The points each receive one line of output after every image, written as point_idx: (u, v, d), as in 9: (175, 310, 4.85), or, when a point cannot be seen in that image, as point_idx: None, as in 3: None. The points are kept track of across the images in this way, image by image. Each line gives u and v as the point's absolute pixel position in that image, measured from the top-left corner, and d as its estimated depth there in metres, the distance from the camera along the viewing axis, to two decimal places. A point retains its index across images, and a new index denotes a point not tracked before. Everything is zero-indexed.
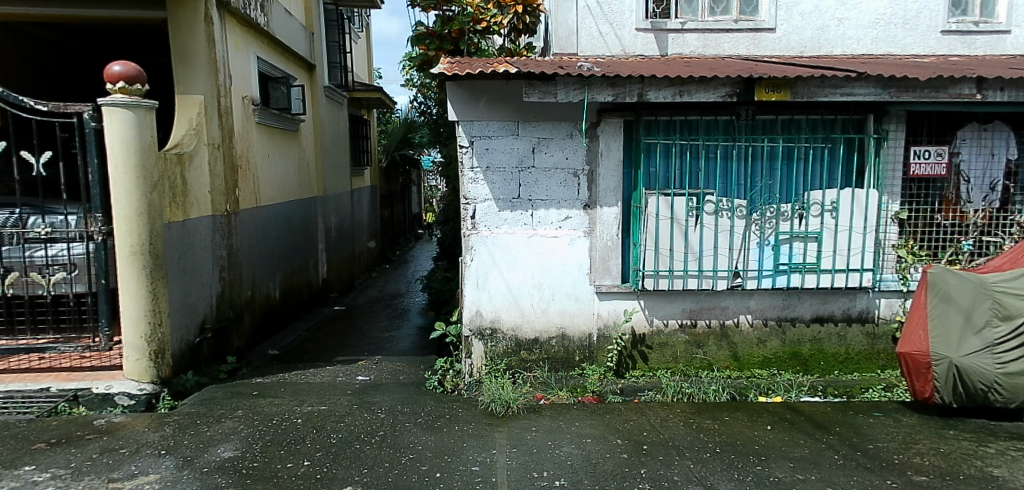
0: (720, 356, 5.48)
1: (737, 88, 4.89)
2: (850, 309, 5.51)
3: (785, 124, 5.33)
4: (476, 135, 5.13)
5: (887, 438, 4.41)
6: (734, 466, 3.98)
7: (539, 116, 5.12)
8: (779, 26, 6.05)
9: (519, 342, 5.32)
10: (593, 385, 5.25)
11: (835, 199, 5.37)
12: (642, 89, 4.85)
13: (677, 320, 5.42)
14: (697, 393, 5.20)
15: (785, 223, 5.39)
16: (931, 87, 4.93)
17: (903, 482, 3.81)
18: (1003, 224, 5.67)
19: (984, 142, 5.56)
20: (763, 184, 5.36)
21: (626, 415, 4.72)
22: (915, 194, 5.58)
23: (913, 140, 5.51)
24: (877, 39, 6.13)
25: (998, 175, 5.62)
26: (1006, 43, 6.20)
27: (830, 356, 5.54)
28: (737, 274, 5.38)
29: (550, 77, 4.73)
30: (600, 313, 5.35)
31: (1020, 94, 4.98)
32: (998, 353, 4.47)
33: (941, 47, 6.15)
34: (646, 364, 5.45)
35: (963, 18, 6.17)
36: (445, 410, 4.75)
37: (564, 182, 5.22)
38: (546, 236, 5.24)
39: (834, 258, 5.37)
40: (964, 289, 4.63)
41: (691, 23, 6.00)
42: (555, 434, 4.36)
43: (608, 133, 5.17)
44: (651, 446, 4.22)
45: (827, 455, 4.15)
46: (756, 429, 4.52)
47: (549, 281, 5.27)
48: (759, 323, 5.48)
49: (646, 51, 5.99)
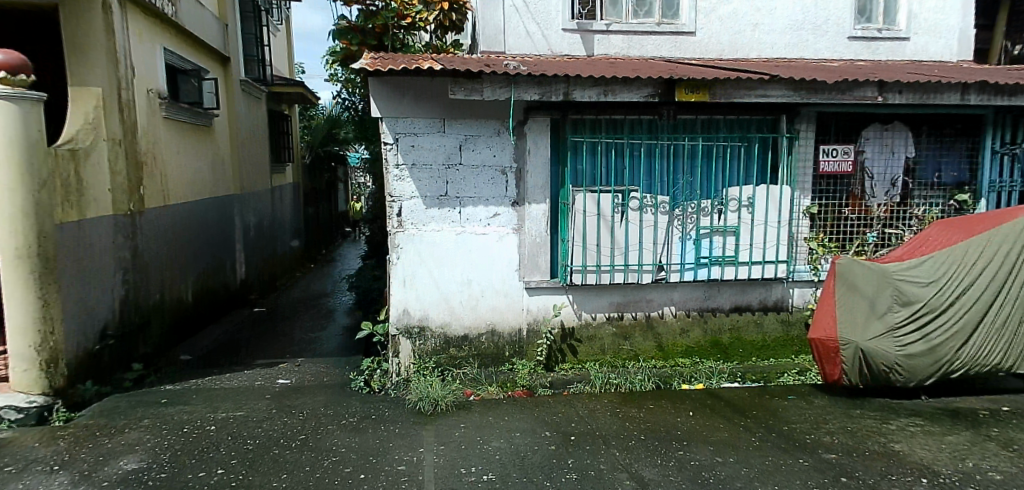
0: (646, 347, 5.62)
1: (659, 89, 5.02)
2: (766, 299, 5.76)
3: (704, 123, 5.52)
4: (401, 132, 5.05)
5: (800, 419, 4.63)
6: (659, 452, 4.09)
7: (465, 113, 5.10)
8: (701, 29, 6.27)
9: (448, 340, 5.28)
10: (523, 379, 5.21)
11: (750, 195, 5.62)
12: (567, 88, 4.90)
13: (605, 313, 5.52)
14: (624, 382, 5.25)
15: (705, 218, 5.59)
16: (838, 90, 5.22)
17: (814, 460, 4.01)
18: (903, 217, 6.09)
19: (885, 142, 5.95)
20: (685, 181, 5.53)
21: (554, 408, 4.77)
22: (825, 190, 5.89)
23: (822, 140, 5.82)
24: (790, 44, 6.45)
25: (898, 172, 6.02)
26: (906, 49, 6.66)
27: (748, 343, 5.78)
28: (661, 267, 5.54)
29: (475, 75, 4.71)
30: (529, 308, 5.38)
31: (915, 97, 5.35)
32: (898, 336, 4.80)
33: (848, 52, 6.55)
34: (575, 357, 5.52)
35: (868, 25, 6.57)
36: (371, 411, 4.66)
37: (492, 180, 5.22)
38: (475, 233, 5.22)
39: (750, 251, 5.63)
40: (868, 278, 4.88)
41: (616, 25, 6.11)
42: (485, 430, 4.35)
43: (536, 130, 5.20)
44: (579, 436, 4.27)
45: (744, 437, 4.32)
46: (679, 416, 4.65)
47: (478, 278, 5.26)
48: (682, 314, 5.64)
49: (572, 51, 6.08)
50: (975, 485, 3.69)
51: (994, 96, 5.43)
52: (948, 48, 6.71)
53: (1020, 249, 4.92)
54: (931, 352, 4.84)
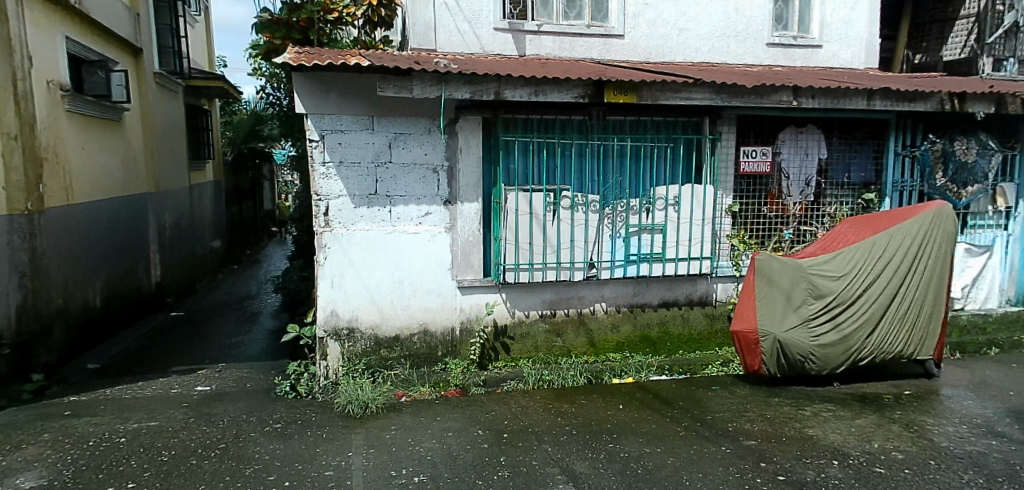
0: (578, 343, 5.70)
1: (588, 90, 5.09)
2: (692, 294, 5.96)
3: (632, 124, 5.65)
4: (327, 129, 4.92)
5: (722, 408, 4.81)
6: (589, 445, 4.15)
7: (395, 110, 5.02)
8: (629, 33, 6.41)
9: (378, 341, 5.19)
10: (456, 378, 5.18)
11: (676, 194, 5.78)
12: (498, 87, 4.90)
13: (538, 310, 5.56)
14: (557, 379, 5.30)
15: (634, 216, 5.72)
16: (756, 94, 5.46)
17: (736, 447, 4.17)
18: (817, 214, 6.43)
19: (800, 144, 6.25)
20: (614, 180, 5.64)
21: (487, 406, 4.77)
22: (746, 190, 6.16)
23: (743, 142, 6.07)
24: (713, 49, 6.70)
25: (812, 172, 6.33)
26: (819, 56, 7.02)
27: (675, 336, 5.95)
28: (592, 265, 5.63)
29: (404, 72, 4.64)
30: (462, 307, 5.36)
31: (827, 102, 5.65)
32: (812, 328, 5.08)
33: (767, 58, 6.86)
34: (508, 355, 5.54)
35: (784, 32, 6.91)
36: (297, 416, 4.52)
37: (424, 178, 5.16)
38: (405, 233, 5.15)
39: (677, 248, 5.80)
40: (785, 273, 5.10)
41: (547, 26, 6.17)
42: (416, 431, 4.30)
43: (467, 129, 5.18)
44: (512, 433, 4.29)
45: (671, 428, 4.46)
46: (609, 409, 4.75)
47: (409, 278, 5.20)
48: (613, 310, 5.76)
49: (504, 51, 6.10)
50: (881, 465, 3.94)
51: (897, 102, 5.81)
52: (856, 57, 7.13)
53: (920, 243, 5.29)
54: (841, 342, 5.13)
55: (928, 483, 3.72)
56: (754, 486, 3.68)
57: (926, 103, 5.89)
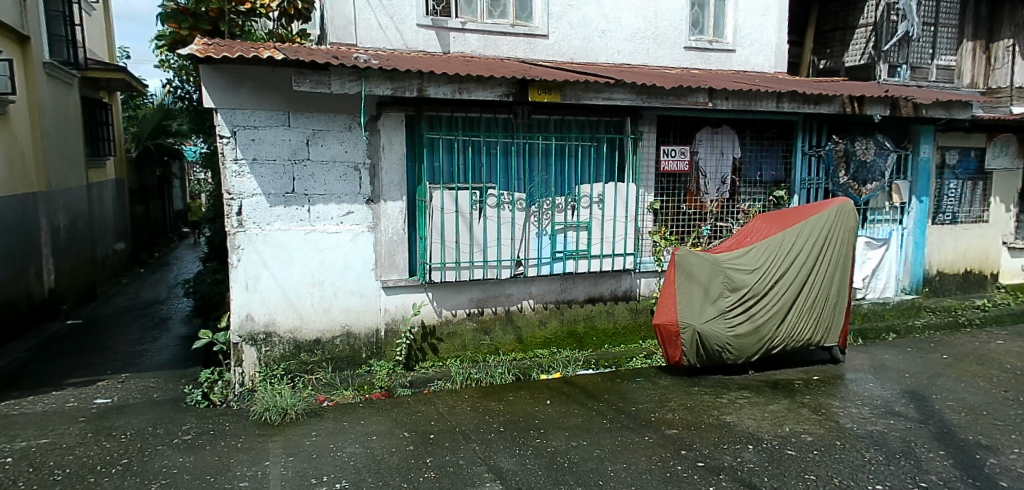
0: (506, 340, 5.70)
1: (512, 89, 5.09)
2: (617, 289, 6.10)
3: (557, 123, 5.71)
4: (238, 125, 4.70)
5: (645, 399, 4.94)
6: (517, 442, 4.16)
7: (312, 106, 4.86)
8: (553, 32, 6.47)
9: (298, 345, 5.01)
10: (381, 381, 5.04)
11: (601, 192, 5.89)
12: (421, 84, 4.82)
13: (465, 309, 5.53)
14: (484, 377, 5.27)
15: (560, 214, 5.77)
16: (674, 95, 5.62)
17: (658, 437, 4.28)
18: (733, 211, 6.72)
19: (716, 144, 6.49)
20: (540, 178, 5.67)
21: (413, 407, 4.69)
22: (666, 187, 6.35)
23: (663, 141, 6.26)
24: (634, 50, 6.86)
25: (727, 170, 6.59)
26: (733, 60, 7.33)
27: (600, 331, 6.06)
28: (520, 263, 5.64)
29: (322, 66, 4.49)
30: (387, 307, 5.26)
31: (741, 104, 5.89)
32: (728, 319, 5.28)
33: (684, 61, 7.10)
34: (435, 355, 5.47)
35: (701, 37, 7.17)
36: (209, 426, 4.30)
37: (344, 177, 5.02)
38: (326, 232, 5.00)
39: (602, 245, 5.90)
40: (704, 267, 5.27)
41: (471, 24, 6.13)
42: (338, 436, 4.18)
43: (389, 127, 5.09)
44: (438, 434, 4.24)
45: (597, 421, 4.52)
46: (537, 405, 4.77)
47: (331, 279, 5.04)
48: (540, 306, 5.80)
49: (428, 48, 6.03)
50: (791, 448, 4.13)
51: (803, 104, 6.13)
52: (766, 61, 7.50)
53: (825, 237, 5.60)
54: (755, 331, 5.37)
55: (834, 462, 3.94)
56: (676, 474, 3.78)
57: (829, 105, 6.24)
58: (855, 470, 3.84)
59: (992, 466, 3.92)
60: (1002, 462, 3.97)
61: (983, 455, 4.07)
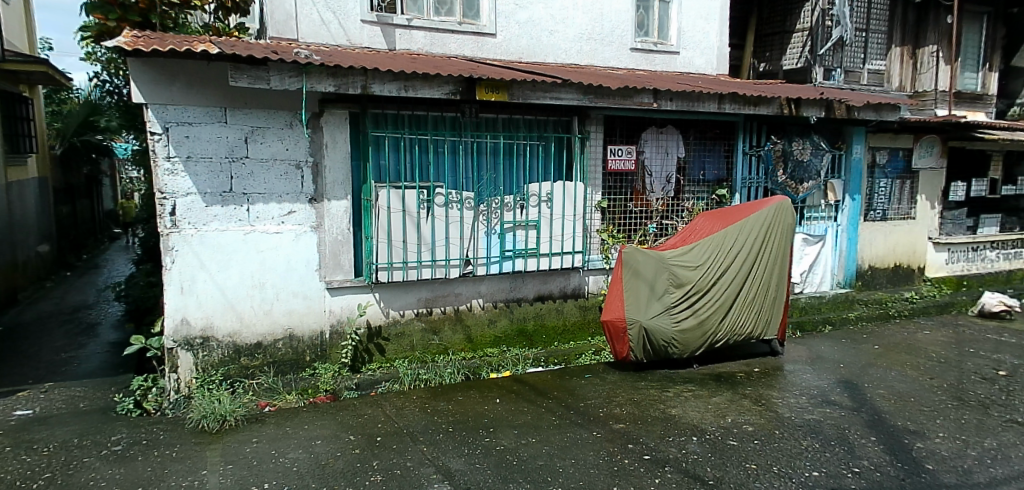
0: (455, 340, 5.66)
1: (459, 87, 5.05)
2: (566, 287, 6.15)
3: (505, 122, 5.70)
4: (171, 121, 4.52)
5: (594, 395, 4.98)
6: (466, 441, 4.13)
7: (250, 102, 4.71)
8: (500, 31, 6.46)
9: (238, 349, 4.85)
10: (326, 384, 4.93)
11: (549, 190, 5.90)
12: (365, 81, 4.73)
13: (413, 310, 5.46)
14: (433, 377, 5.21)
15: (508, 213, 5.77)
16: (620, 96, 5.70)
17: (605, 432, 4.33)
18: (677, 209, 6.86)
19: (661, 143, 6.61)
20: (488, 177, 5.65)
21: (359, 410, 4.61)
22: (613, 186, 6.43)
23: (610, 140, 6.33)
24: (581, 50, 6.92)
25: (672, 169, 6.72)
26: (677, 61, 7.49)
27: (550, 328, 6.10)
28: (468, 261, 5.61)
29: (260, 61, 4.35)
30: (331, 309, 5.15)
31: (685, 104, 6.01)
32: (673, 315, 5.39)
33: (630, 62, 7.21)
34: (382, 356, 5.37)
35: (646, 38, 7.30)
36: (142, 436, 4.12)
37: (285, 175, 4.89)
38: (267, 232, 4.85)
39: (550, 243, 5.93)
40: (650, 265, 5.35)
41: (417, 21, 6.06)
42: (280, 442, 4.06)
43: (332, 124, 4.98)
44: (385, 437, 4.17)
45: (546, 418, 4.54)
46: (486, 404, 4.75)
47: (272, 281, 4.90)
48: (489, 305, 5.79)
49: (372, 44, 5.92)
50: (733, 438, 4.24)
51: (743, 106, 6.29)
52: (709, 64, 7.70)
53: (764, 234, 5.77)
54: (699, 326, 5.49)
55: (773, 451, 4.06)
56: (623, 468, 3.82)
57: (768, 107, 6.43)
58: (792, 458, 3.97)
59: (919, 450, 4.11)
60: (928, 446, 4.17)
61: (911, 439, 4.27)
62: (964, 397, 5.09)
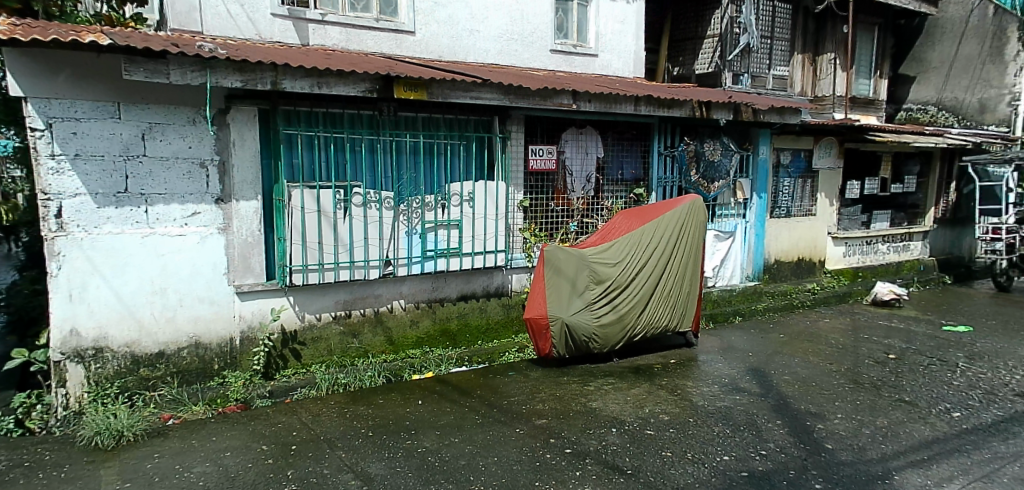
0: (375, 342, 5.53)
1: (376, 85, 4.95)
2: (489, 286, 6.16)
3: (424, 121, 5.64)
4: (55, 116, 4.18)
5: (517, 392, 5.00)
6: (385, 445, 4.05)
7: (147, 97, 4.43)
8: (419, 29, 6.38)
9: (137, 359, 4.55)
10: (236, 393, 4.70)
11: (471, 190, 5.89)
12: (275, 77, 4.55)
13: (331, 312, 5.30)
14: (352, 381, 5.06)
15: (429, 212, 5.71)
16: (540, 96, 5.74)
17: (528, 427, 4.35)
18: (597, 207, 7.01)
19: (581, 144, 6.72)
20: (408, 176, 5.57)
21: (273, 419, 4.42)
22: (535, 185, 6.49)
23: (531, 140, 6.37)
24: (501, 51, 6.94)
25: (592, 169, 6.85)
26: (595, 64, 7.66)
27: (473, 328, 6.08)
28: (389, 262, 5.50)
29: (159, 54, 4.09)
30: (242, 314, 4.92)
31: (603, 106, 6.14)
32: (594, 310, 5.48)
33: (549, 63, 7.31)
34: (298, 361, 5.18)
35: (565, 41, 7.41)
36: (26, 457, 3.80)
37: (188, 174, 4.63)
38: (168, 235, 4.58)
39: (472, 242, 5.92)
40: (570, 262, 5.42)
41: (332, 16, 5.89)
42: (185, 455, 3.84)
43: (240, 121, 4.76)
44: (301, 444, 4.02)
45: (469, 417, 4.51)
46: (408, 406, 4.67)
47: (175, 286, 4.63)
48: (411, 306, 5.71)
49: (285, 39, 5.72)
50: (650, 428, 4.35)
51: (658, 108, 6.50)
52: (625, 67, 7.94)
53: (679, 231, 5.97)
54: (618, 320, 5.62)
55: (687, 438, 4.20)
56: (545, 462, 3.85)
57: (681, 109, 6.68)
58: (705, 444, 4.12)
59: (820, 431, 4.36)
60: (828, 427, 4.43)
61: (812, 421, 4.52)
62: (860, 380, 5.44)
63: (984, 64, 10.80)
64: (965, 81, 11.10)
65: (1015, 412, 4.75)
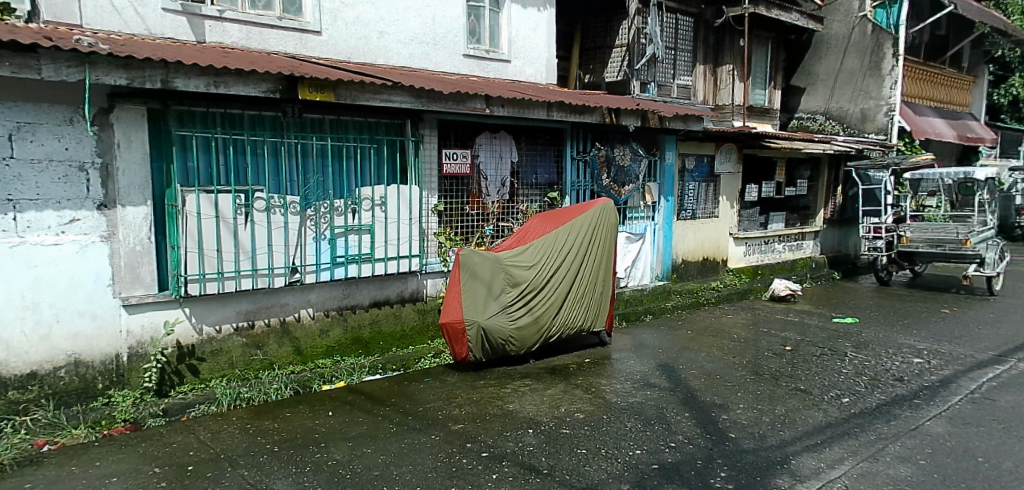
0: (281, 353, 5.28)
1: (279, 85, 4.73)
2: (403, 291, 6.05)
3: (332, 123, 5.45)
4: None
5: (432, 398, 4.92)
6: (293, 460, 3.87)
7: (15, 95, 4.04)
8: (326, 30, 6.18)
9: (5, 382, 4.11)
10: (124, 413, 4.34)
11: (382, 194, 5.76)
12: (166, 75, 4.26)
13: (232, 324, 5.02)
14: (257, 395, 4.80)
15: (339, 217, 5.53)
16: (453, 100, 5.67)
17: (443, 433, 4.28)
18: (512, 211, 7.03)
19: (495, 148, 6.72)
20: (315, 180, 5.36)
21: (167, 439, 4.13)
22: (449, 190, 6.43)
23: (444, 144, 6.31)
24: (412, 54, 6.85)
25: (506, 173, 6.86)
26: (508, 69, 7.71)
27: (387, 335, 5.93)
28: (295, 269, 5.27)
29: (28, 47, 3.74)
30: (130, 329, 4.58)
31: (515, 111, 6.16)
32: (510, 313, 5.48)
33: (462, 68, 7.29)
34: (195, 377, 4.87)
35: (478, 45, 7.41)
36: None
37: (65, 178, 4.26)
38: (41, 244, 4.18)
39: (385, 248, 5.79)
40: (485, 265, 5.40)
41: (230, 13, 5.60)
42: (64, 484, 3.52)
43: (125, 121, 4.44)
44: (199, 465, 3.78)
45: (382, 426, 4.38)
46: (317, 418, 4.49)
47: (50, 300, 4.23)
48: (320, 314, 5.50)
49: (178, 35, 5.36)
50: (565, 427, 4.39)
51: (570, 114, 6.62)
52: (537, 73, 8.04)
53: (591, 234, 6.08)
54: (535, 322, 5.64)
55: (600, 435, 4.26)
56: (461, 467, 3.79)
57: (592, 115, 6.83)
58: (617, 440, 4.19)
59: (724, 421, 4.55)
60: (732, 417, 4.63)
61: (718, 412, 4.71)
62: (760, 371, 5.73)
63: (864, 77, 11.74)
64: (848, 92, 12.01)
65: (896, 395, 5.14)
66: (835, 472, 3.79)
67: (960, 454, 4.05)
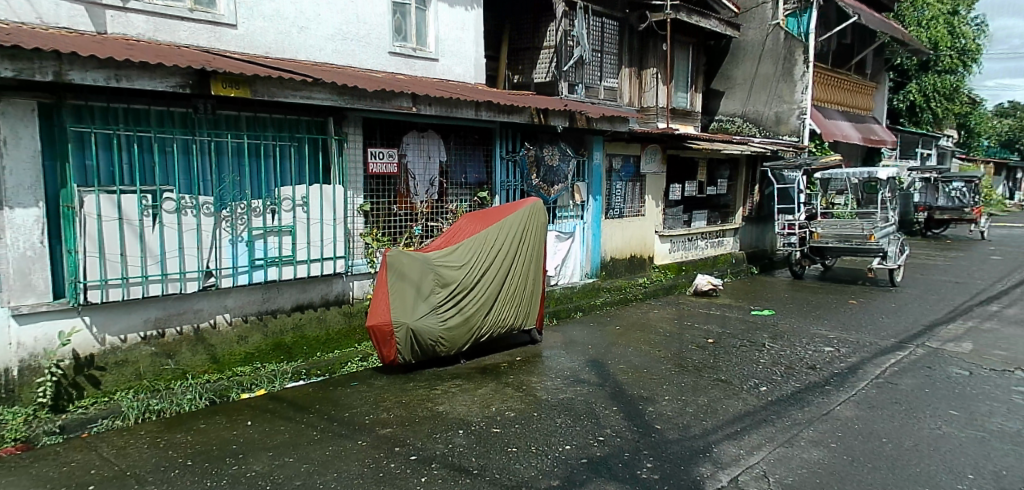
0: (196, 362, 5.00)
1: (189, 79, 4.48)
2: (328, 294, 5.86)
3: (248, 120, 5.20)
4: None
5: (359, 403, 4.78)
6: (209, 473, 3.66)
7: None
8: (241, 23, 5.91)
9: None
10: (14, 432, 3.98)
11: (303, 194, 5.58)
12: (59, 67, 3.95)
13: (139, 332, 4.72)
14: (168, 407, 4.53)
15: (257, 218, 5.30)
16: (377, 99, 5.55)
17: (371, 438, 4.16)
18: (441, 211, 6.93)
19: (423, 147, 6.62)
20: (231, 179, 5.11)
21: (65, 458, 3.83)
22: (375, 189, 6.27)
23: (370, 143, 6.15)
24: (335, 50, 6.65)
25: (434, 173, 6.76)
26: (435, 68, 7.62)
27: (311, 339, 5.71)
28: (210, 273, 5.05)
29: None
30: (21, 341, 4.21)
31: (443, 110, 6.08)
32: (440, 313, 5.40)
33: (389, 66, 7.14)
34: (97, 390, 4.53)
35: (404, 43, 7.28)
36: None
37: None
38: None
39: (307, 249, 5.63)
40: (414, 266, 5.31)
41: (135, 2, 5.25)
42: None
43: (12, 116, 4.08)
44: (101, 484, 3.53)
45: (306, 434, 4.22)
46: (235, 429, 4.28)
47: None
48: (238, 320, 5.24)
49: (75, 25, 4.99)
50: (496, 426, 4.36)
51: (498, 113, 6.60)
52: (466, 73, 7.99)
53: (521, 233, 6.08)
54: (465, 322, 5.58)
55: (530, 432, 4.25)
56: (388, 472, 3.70)
57: (520, 115, 6.84)
58: (547, 436, 4.20)
59: (651, 413, 4.63)
60: (658, 409, 4.72)
61: (644, 405, 4.80)
62: (684, 363, 5.89)
63: (778, 82, 12.32)
64: (764, 96, 12.57)
65: (809, 382, 5.40)
66: (754, 458, 3.92)
67: (867, 436, 4.28)
